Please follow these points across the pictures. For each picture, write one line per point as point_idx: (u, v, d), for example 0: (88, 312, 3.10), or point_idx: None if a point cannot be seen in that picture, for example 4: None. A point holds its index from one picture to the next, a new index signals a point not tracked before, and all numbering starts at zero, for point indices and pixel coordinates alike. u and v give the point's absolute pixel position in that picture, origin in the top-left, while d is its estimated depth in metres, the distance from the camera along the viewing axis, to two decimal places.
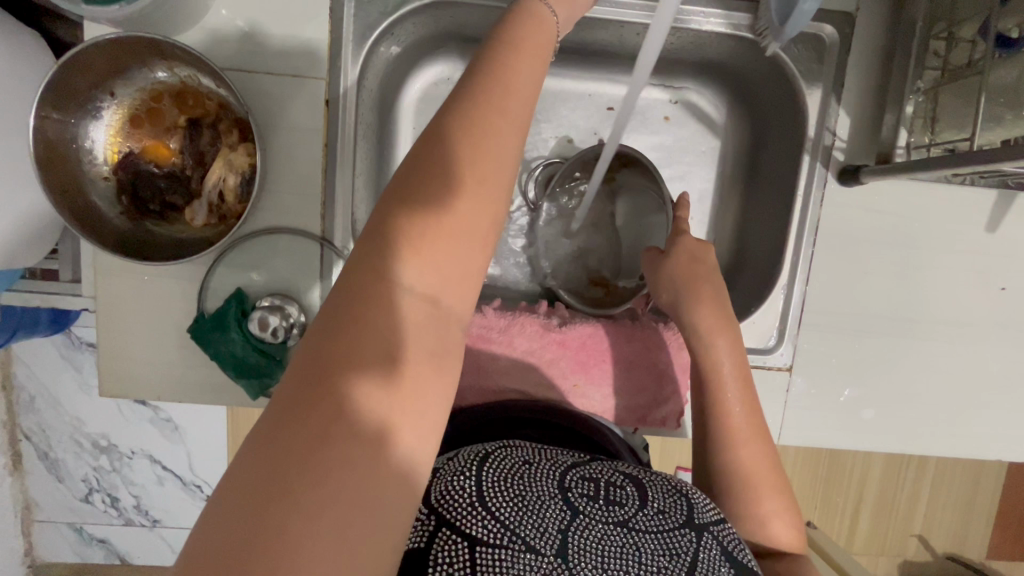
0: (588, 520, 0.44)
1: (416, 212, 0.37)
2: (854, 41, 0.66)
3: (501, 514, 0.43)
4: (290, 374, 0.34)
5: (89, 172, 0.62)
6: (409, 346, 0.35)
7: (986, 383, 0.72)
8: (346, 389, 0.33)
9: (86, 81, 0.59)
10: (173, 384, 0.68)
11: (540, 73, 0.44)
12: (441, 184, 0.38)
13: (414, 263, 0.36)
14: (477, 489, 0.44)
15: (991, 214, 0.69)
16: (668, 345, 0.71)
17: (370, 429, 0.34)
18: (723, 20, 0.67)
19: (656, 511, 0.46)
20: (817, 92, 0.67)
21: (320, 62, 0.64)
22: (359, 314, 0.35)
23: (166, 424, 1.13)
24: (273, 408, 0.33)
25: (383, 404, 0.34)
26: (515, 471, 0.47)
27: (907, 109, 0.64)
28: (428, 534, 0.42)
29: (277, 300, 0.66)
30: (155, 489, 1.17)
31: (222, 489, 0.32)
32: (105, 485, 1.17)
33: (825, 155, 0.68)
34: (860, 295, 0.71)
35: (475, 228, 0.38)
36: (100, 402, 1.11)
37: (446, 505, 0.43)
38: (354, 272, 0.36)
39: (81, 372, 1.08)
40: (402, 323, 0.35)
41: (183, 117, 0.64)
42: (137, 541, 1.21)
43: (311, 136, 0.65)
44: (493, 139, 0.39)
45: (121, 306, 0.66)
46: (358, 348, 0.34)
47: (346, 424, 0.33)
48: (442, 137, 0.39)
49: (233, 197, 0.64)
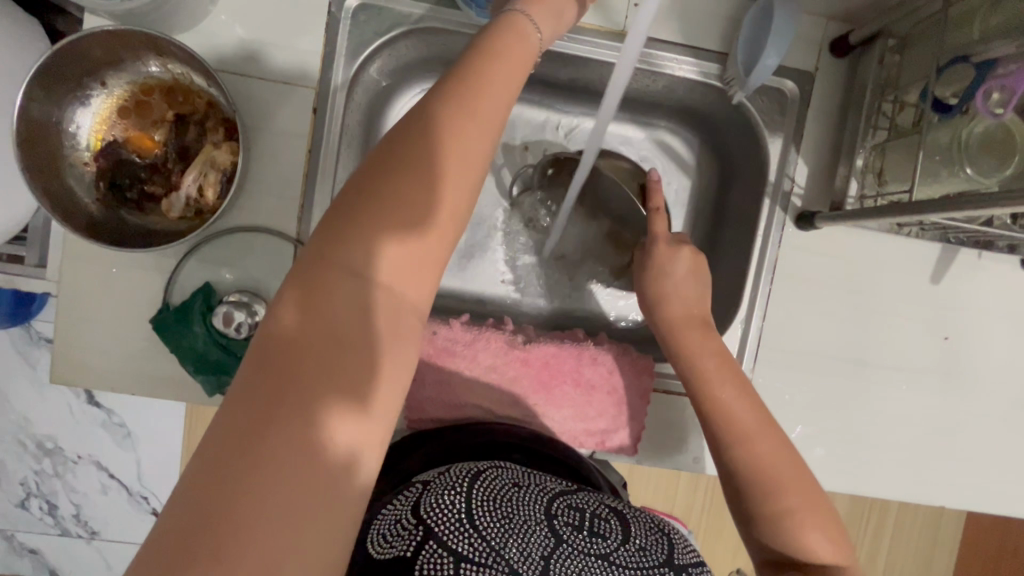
0: (570, 549, 0.46)
1: (373, 220, 0.38)
2: (813, 98, 0.71)
3: (488, 534, 0.45)
4: (238, 386, 0.35)
5: (70, 156, 0.62)
6: (369, 330, 0.37)
7: (930, 429, 0.75)
8: (306, 370, 0.35)
9: (79, 69, 0.60)
10: (131, 377, 0.67)
11: (516, 81, 0.46)
12: (404, 177, 0.39)
13: (376, 253, 0.38)
14: (466, 506, 0.46)
15: (936, 267, 0.74)
16: (583, 363, 0.73)
17: (328, 407, 0.35)
18: (694, 67, 0.71)
19: (637, 548, 0.48)
20: (778, 140, 0.72)
21: (311, 72, 0.67)
22: (319, 298, 0.37)
23: (118, 429, 1.10)
24: (218, 424, 0.34)
25: (329, 422, 0.35)
26: (504, 493, 0.48)
27: (858, 161, 0.68)
28: (414, 545, 0.45)
29: (246, 297, 0.65)
30: (98, 498, 1.13)
31: (192, 459, 0.34)
32: (46, 491, 1.12)
33: (784, 199, 0.72)
34: (814, 336, 0.74)
35: (429, 241, 0.40)
36: (51, 400, 1.08)
37: (434, 518, 0.46)
38: (306, 279, 0.37)
39: (35, 369, 1.06)
40: (353, 336, 0.37)
41: (170, 112, 0.65)
42: (71, 554, 1.16)
43: (296, 141, 0.67)
44: (462, 139, 0.41)
45: (87, 293, 0.66)
46: (317, 330, 0.36)
47: (302, 403, 0.35)
48: (413, 134, 0.40)
49: (212, 193, 0.64)
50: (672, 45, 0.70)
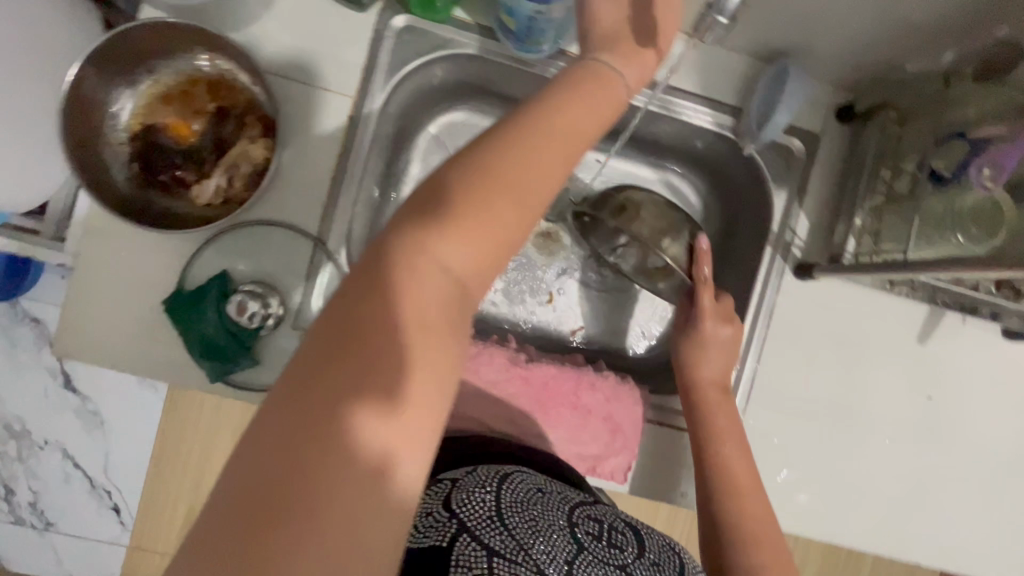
0: (592, 556, 0.48)
1: (430, 221, 0.37)
2: (818, 157, 0.76)
3: (517, 532, 0.47)
4: (299, 367, 0.33)
5: (108, 135, 0.65)
6: (434, 323, 0.36)
7: (909, 484, 0.77)
8: (370, 356, 0.34)
9: (132, 55, 0.63)
10: (132, 356, 0.67)
11: (602, 110, 0.45)
12: (481, 178, 0.38)
13: (445, 248, 0.37)
14: (496, 504, 0.48)
15: (923, 327, 0.77)
16: (581, 388, 0.74)
17: (390, 397, 0.34)
18: (710, 117, 0.75)
19: (652, 562, 0.50)
20: (782, 194, 0.76)
21: (352, 82, 0.70)
22: (386, 287, 0.35)
23: (93, 418, 1.10)
24: (265, 424, 0.32)
25: (381, 420, 0.33)
26: (530, 497, 0.51)
27: (856, 221, 0.71)
28: (448, 536, 0.46)
29: (260, 288, 0.67)
30: (58, 489, 1.12)
31: (249, 443, 0.32)
32: (4, 474, 1.10)
33: (785, 249, 0.76)
34: (804, 381, 0.76)
35: (493, 247, 0.39)
36: (25, 382, 1.08)
37: (466, 513, 0.47)
38: (368, 272, 0.36)
39: (13, 347, 1.07)
40: (404, 337, 0.35)
41: (212, 104, 0.67)
42: (22, 543, 1.13)
43: (328, 144, 0.70)
44: (543, 152, 0.40)
45: (102, 268, 0.67)
46: (382, 317, 0.35)
47: (365, 389, 0.33)
48: (495, 142, 0.40)
49: (242, 184, 0.66)
50: (692, 95, 0.74)
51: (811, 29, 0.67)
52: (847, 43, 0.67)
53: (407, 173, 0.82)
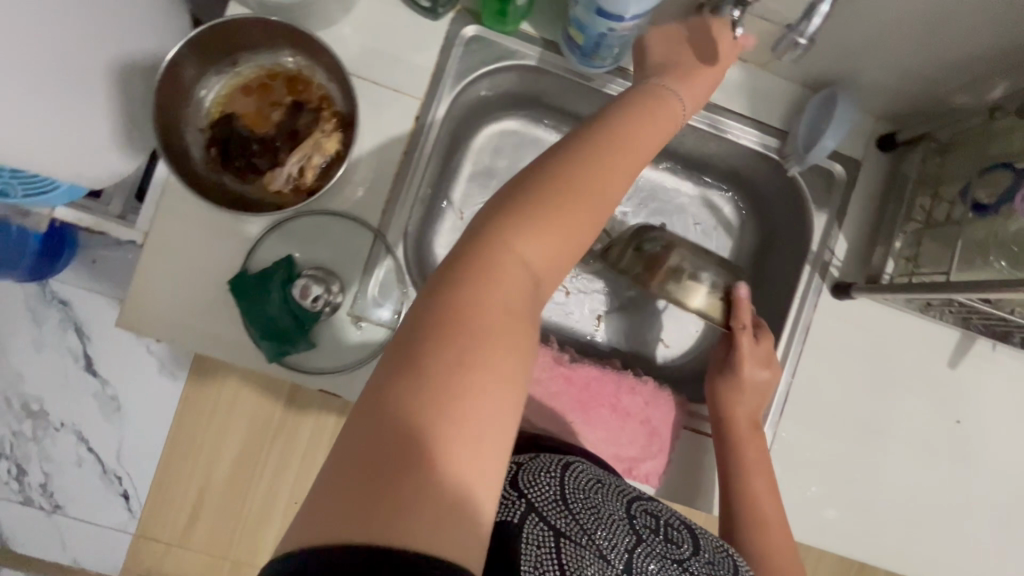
0: (650, 548, 0.50)
1: (509, 224, 0.41)
2: (857, 183, 0.79)
3: (581, 517, 0.49)
4: (410, 339, 0.38)
5: (191, 120, 0.69)
6: (520, 309, 0.40)
7: (935, 506, 0.79)
8: (472, 332, 0.38)
9: (223, 48, 0.67)
10: (191, 333, 0.70)
11: (657, 132, 0.52)
12: (558, 181, 0.43)
13: (530, 241, 0.41)
14: (561, 489, 0.51)
15: (954, 352, 0.80)
16: (620, 390, 0.76)
17: (489, 369, 0.37)
18: (757, 138, 0.79)
19: (707, 560, 0.52)
20: (823, 216, 0.79)
21: (421, 86, 0.74)
22: (480, 273, 0.40)
23: (110, 402, 1.12)
24: (382, 390, 0.36)
25: (481, 389, 0.37)
26: (592, 486, 0.53)
27: (895, 244, 0.74)
28: (519, 514, 0.49)
29: (321, 272, 0.70)
30: (70, 471, 1.12)
31: (369, 405, 0.36)
32: (19, 454, 1.12)
33: (823, 268, 0.79)
34: (836, 398, 0.78)
35: (569, 245, 0.43)
36: (50, 361, 1.11)
37: (534, 494, 0.50)
38: (464, 262, 0.40)
39: (39, 327, 1.11)
40: (494, 323, 0.39)
41: (289, 97, 0.71)
42: (29, 525, 1.13)
43: (394, 141, 0.73)
44: (609, 165, 0.46)
45: (171, 247, 0.69)
46: (479, 300, 0.39)
47: (469, 362, 0.37)
48: (569, 155, 0.45)
49: (313, 174, 0.69)
50: (739, 115, 0.78)
51: (859, 61, 0.71)
52: (893, 76, 0.71)
53: (459, 174, 0.85)
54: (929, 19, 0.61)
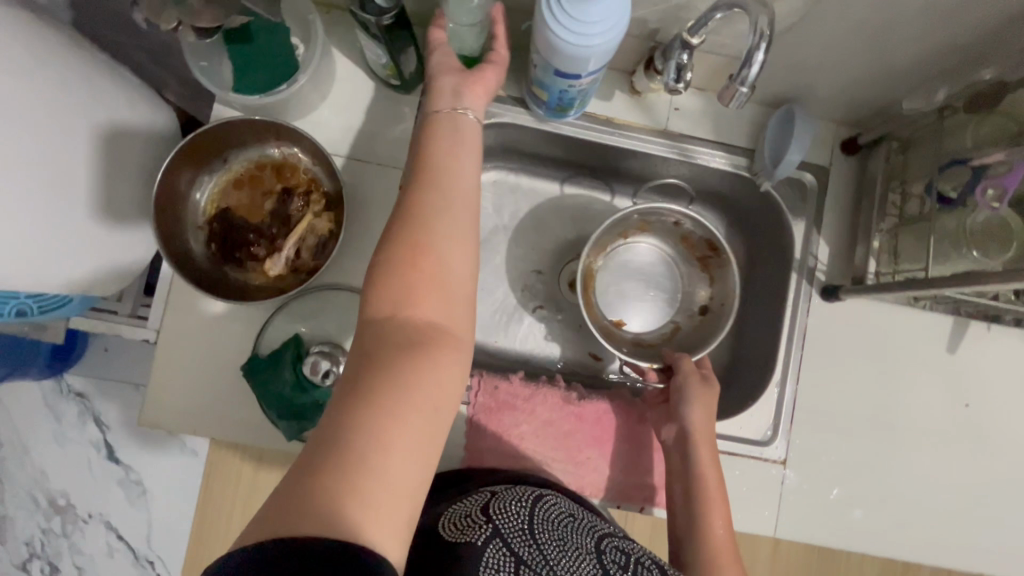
0: None
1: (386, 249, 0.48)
2: (829, 188, 0.82)
3: (544, 547, 0.51)
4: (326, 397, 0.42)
5: (190, 220, 0.73)
6: (408, 345, 0.44)
7: (958, 492, 0.79)
8: (365, 377, 0.41)
9: (212, 150, 0.71)
10: (212, 423, 0.72)
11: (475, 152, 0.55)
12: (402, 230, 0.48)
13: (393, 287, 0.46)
14: (529, 519, 0.54)
15: (951, 338, 0.81)
16: (631, 419, 0.78)
17: (386, 398, 0.40)
18: (725, 160, 0.82)
19: None
20: (801, 223, 0.82)
21: (401, 155, 0.77)
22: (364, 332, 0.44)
23: (135, 487, 1.12)
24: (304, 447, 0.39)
25: (381, 415, 0.40)
26: (561, 520, 0.56)
27: (874, 242, 0.77)
28: (483, 537, 0.51)
29: (328, 347, 0.71)
30: (103, 561, 1.13)
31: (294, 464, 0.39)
32: (51, 552, 1.14)
33: (809, 274, 0.81)
34: (844, 398, 0.80)
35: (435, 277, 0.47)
36: (72, 455, 1.13)
37: (502, 519, 0.53)
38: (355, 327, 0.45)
39: (60, 423, 1.12)
40: (379, 365, 0.42)
41: (278, 184, 0.75)
42: None
43: (382, 211, 0.76)
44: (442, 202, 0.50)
45: (183, 342, 0.72)
46: (367, 350, 0.43)
47: (365, 398, 0.40)
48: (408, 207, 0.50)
49: (308, 254, 0.73)
50: (705, 140, 0.81)
51: (809, 77, 0.74)
52: (844, 86, 0.74)
53: None
54: (866, 40, 0.65)
